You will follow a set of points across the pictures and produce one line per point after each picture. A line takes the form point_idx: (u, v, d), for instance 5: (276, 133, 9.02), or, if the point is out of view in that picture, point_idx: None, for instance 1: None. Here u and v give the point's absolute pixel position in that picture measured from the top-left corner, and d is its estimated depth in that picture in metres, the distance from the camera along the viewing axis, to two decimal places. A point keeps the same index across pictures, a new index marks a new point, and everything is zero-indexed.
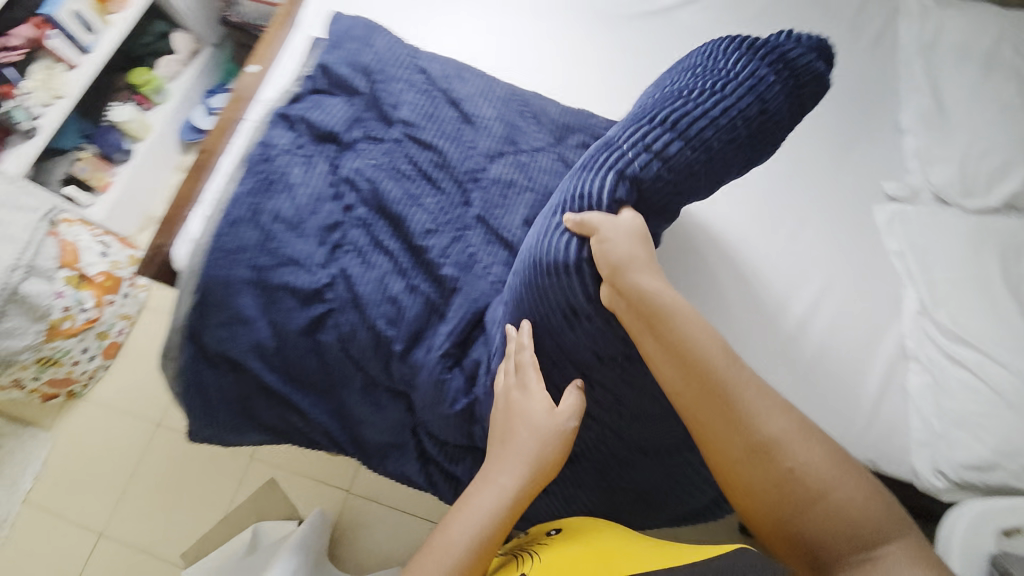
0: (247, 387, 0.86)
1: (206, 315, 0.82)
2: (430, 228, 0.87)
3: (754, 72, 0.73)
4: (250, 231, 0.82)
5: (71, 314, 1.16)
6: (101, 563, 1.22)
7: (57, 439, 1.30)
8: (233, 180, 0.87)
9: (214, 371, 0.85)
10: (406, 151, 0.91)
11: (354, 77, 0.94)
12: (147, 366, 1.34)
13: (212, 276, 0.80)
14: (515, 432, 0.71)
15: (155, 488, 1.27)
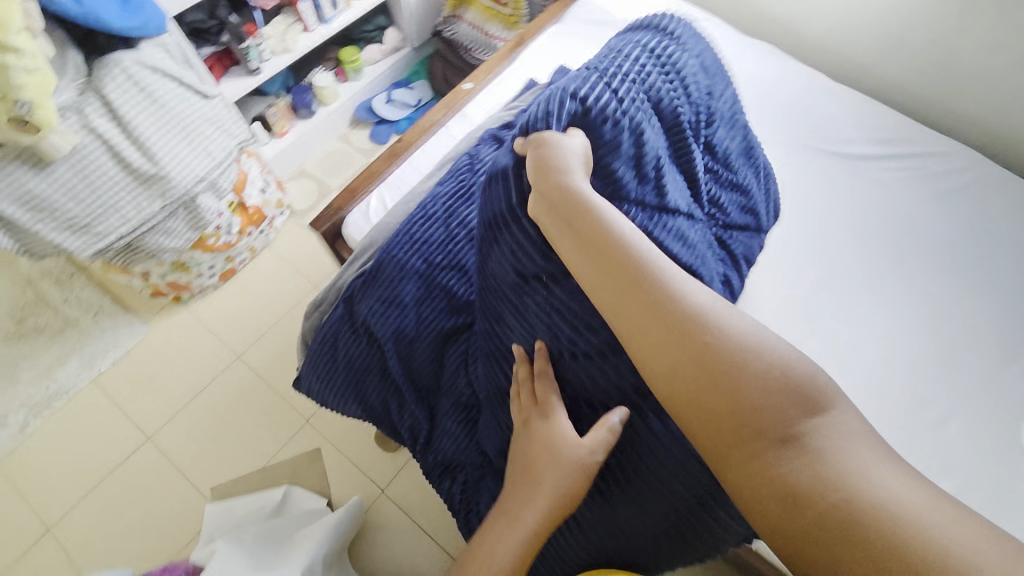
0: (370, 364, 0.86)
1: (370, 286, 0.84)
2: None
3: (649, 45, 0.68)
4: (437, 228, 0.87)
5: (218, 233, 1.26)
6: (135, 466, 1.22)
7: (148, 334, 1.37)
8: (435, 179, 0.96)
9: (351, 338, 0.86)
10: None
11: None
12: (249, 299, 1.43)
13: (391, 255, 0.85)
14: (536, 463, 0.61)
15: (211, 414, 1.29)
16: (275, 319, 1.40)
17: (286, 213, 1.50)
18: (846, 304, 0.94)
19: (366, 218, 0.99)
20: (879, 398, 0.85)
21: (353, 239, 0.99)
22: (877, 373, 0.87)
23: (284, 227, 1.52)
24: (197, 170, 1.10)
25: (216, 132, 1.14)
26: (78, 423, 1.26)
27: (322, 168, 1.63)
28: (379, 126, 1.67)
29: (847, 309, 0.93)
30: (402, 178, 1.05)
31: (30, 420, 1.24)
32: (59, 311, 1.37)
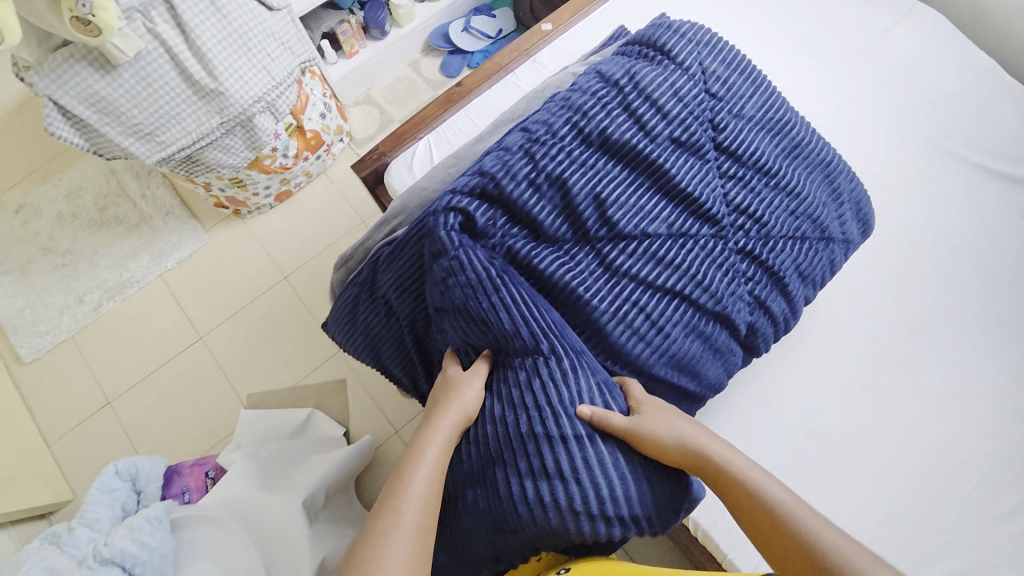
0: (387, 332, 0.82)
1: (394, 259, 0.76)
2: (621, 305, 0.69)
3: (627, 75, 0.71)
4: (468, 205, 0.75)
5: (275, 155, 1.25)
6: (186, 361, 1.35)
7: (209, 241, 1.44)
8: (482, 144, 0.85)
9: (373, 304, 0.82)
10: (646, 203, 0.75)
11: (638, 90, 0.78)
12: (300, 222, 1.45)
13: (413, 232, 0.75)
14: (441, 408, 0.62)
15: (254, 328, 1.37)
16: (322, 247, 1.42)
17: (345, 140, 1.47)
18: (915, 361, 0.86)
19: (408, 169, 0.92)
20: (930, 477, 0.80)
21: (393, 189, 0.93)
22: (925, 444, 0.82)
23: (341, 154, 1.49)
24: (255, 88, 1.06)
25: (277, 49, 1.09)
26: (144, 313, 1.40)
27: (387, 96, 1.55)
28: (452, 56, 1.54)
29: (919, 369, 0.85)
30: (454, 126, 0.95)
31: (106, 302, 1.40)
32: (136, 207, 1.47)
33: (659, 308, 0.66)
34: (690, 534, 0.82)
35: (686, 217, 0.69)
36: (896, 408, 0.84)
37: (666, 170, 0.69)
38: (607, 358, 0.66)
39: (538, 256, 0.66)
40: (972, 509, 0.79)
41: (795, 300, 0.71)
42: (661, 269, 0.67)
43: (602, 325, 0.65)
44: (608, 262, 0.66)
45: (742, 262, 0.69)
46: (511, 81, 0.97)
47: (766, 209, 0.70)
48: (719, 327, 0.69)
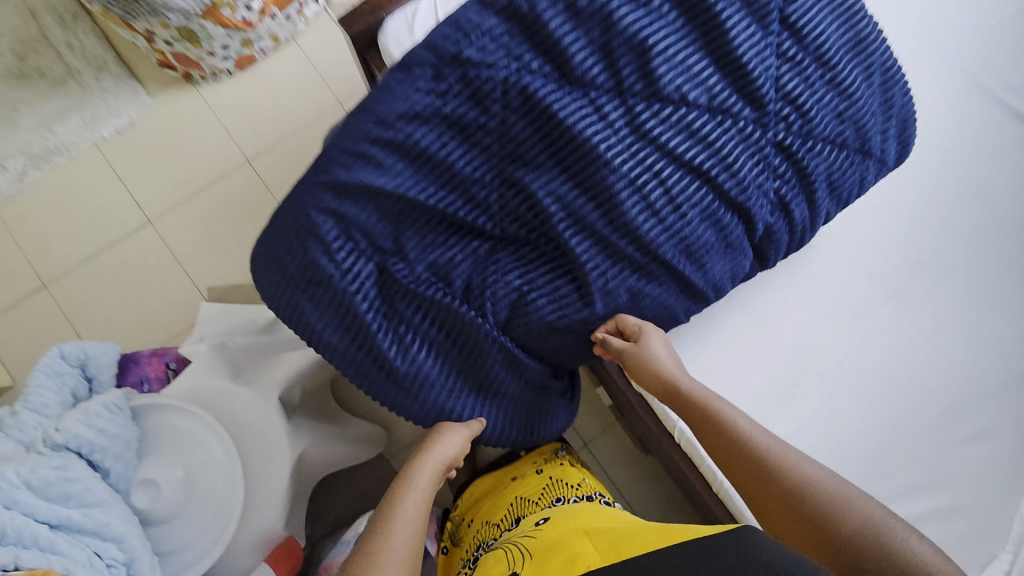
0: (352, 216, 0.62)
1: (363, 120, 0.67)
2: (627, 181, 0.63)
3: None
4: None
5: (235, 4, 1.04)
6: (134, 246, 1.20)
7: (154, 108, 1.23)
8: None
9: (342, 178, 0.62)
10: None
11: None
12: (266, 97, 1.25)
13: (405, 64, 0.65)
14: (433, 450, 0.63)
15: (212, 213, 1.22)
16: (291, 130, 1.25)
17: (319, 2, 1.25)
18: (904, 294, 0.88)
19: (407, 28, 0.78)
20: (898, 401, 0.85)
21: (386, 51, 0.78)
22: (899, 371, 0.86)
23: (314, 19, 1.27)
24: None
25: None
26: (78, 187, 1.21)
27: None
28: None
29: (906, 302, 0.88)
30: None
31: (32, 170, 1.19)
32: (58, 55, 1.22)
33: (679, 187, 0.60)
34: (672, 441, 0.89)
35: (730, 93, 0.61)
36: (878, 338, 0.87)
37: (724, 30, 0.60)
38: (615, 233, 0.60)
39: (557, 97, 0.59)
40: (931, 435, 0.84)
41: (818, 210, 0.66)
42: (691, 143, 0.60)
43: (614, 191, 0.59)
44: (633, 122, 0.59)
45: (774, 159, 0.63)
46: None
47: (816, 103, 0.63)
48: (737, 221, 0.63)
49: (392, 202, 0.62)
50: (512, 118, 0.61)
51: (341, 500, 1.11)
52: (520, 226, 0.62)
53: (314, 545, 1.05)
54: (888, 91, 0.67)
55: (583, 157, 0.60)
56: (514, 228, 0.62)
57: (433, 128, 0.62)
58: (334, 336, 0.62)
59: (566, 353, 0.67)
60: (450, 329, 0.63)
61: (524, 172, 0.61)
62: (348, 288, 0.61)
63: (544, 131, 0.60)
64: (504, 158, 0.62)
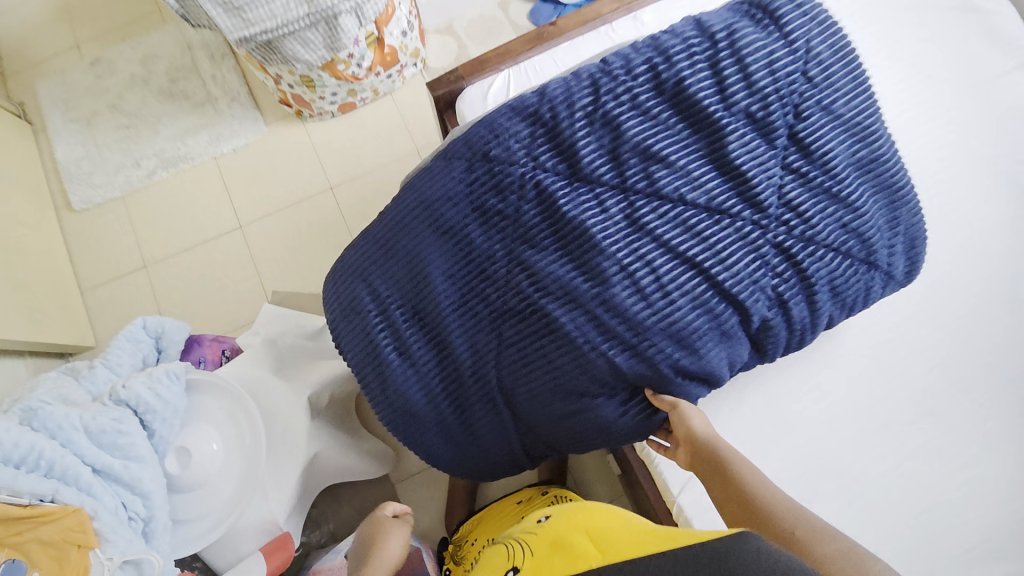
0: (394, 254, 0.78)
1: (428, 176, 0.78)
2: (630, 272, 0.64)
3: (712, 41, 0.65)
4: (526, 126, 0.70)
5: (349, 61, 1.25)
6: (222, 246, 1.39)
7: (267, 135, 1.46)
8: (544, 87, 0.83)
9: (395, 216, 0.79)
10: (690, 180, 0.65)
11: (745, 29, 0.65)
12: (358, 138, 1.45)
13: (477, 137, 0.73)
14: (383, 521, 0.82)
15: (291, 229, 1.39)
16: (373, 167, 1.43)
17: (418, 66, 1.46)
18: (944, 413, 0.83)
19: (481, 99, 0.92)
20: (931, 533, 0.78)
21: (461, 114, 0.93)
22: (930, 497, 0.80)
23: (411, 79, 1.48)
24: None
25: None
26: (192, 190, 1.43)
27: (469, 32, 1.52)
28: (544, 5, 1.51)
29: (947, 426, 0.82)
30: (538, 66, 0.93)
31: (161, 171, 1.43)
32: (204, 85, 1.48)
33: (669, 276, 0.64)
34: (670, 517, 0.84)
35: (729, 196, 0.65)
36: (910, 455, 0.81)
37: (725, 142, 0.65)
38: (603, 303, 0.65)
39: (564, 192, 0.68)
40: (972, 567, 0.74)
41: (818, 312, 0.67)
42: (687, 237, 0.65)
43: (607, 274, 0.65)
44: (629, 264, 0.65)
45: (771, 248, 0.65)
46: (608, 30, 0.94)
47: (820, 211, 0.65)
48: (731, 312, 0.65)
49: (422, 233, 0.76)
50: (526, 208, 0.70)
51: (343, 513, 1.15)
52: (524, 302, 0.70)
53: (308, 554, 1.08)
54: (897, 229, 0.70)
55: (582, 240, 0.67)
56: (519, 303, 0.70)
57: (463, 209, 0.73)
58: (359, 358, 0.79)
59: (551, 423, 0.72)
60: (437, 355, 0.75)
61: (531, 253, 0.69)
62: (375, 322, 0.77)
63: (552, 220, 0.69)
64: (515, 237, 0.71)
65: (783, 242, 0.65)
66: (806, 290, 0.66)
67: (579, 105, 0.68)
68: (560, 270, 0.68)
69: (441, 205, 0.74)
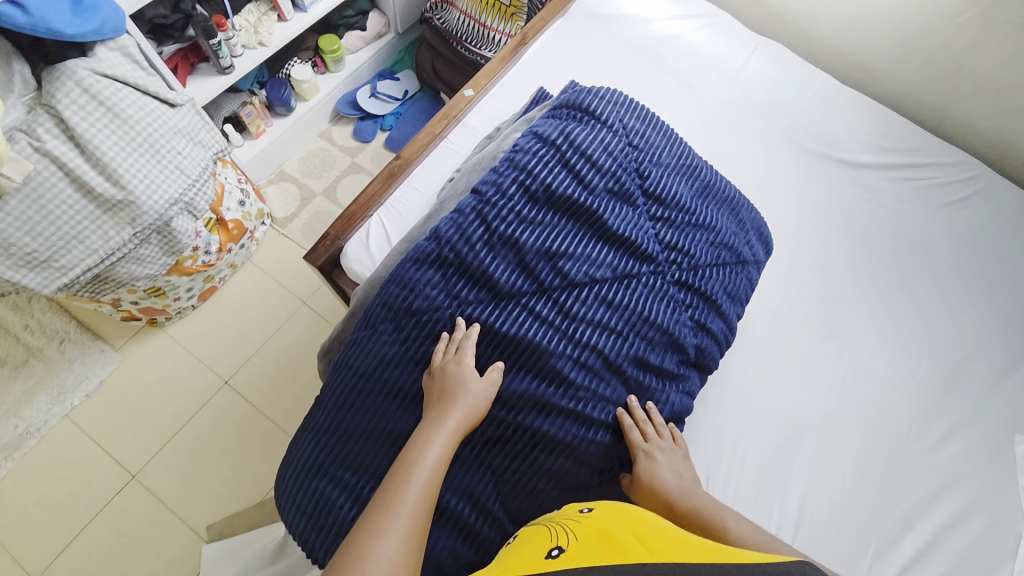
0: (348, 438, 0.72)
1: (355, 350, 0.75)
2: (581, 360, 0.71)
3: (555, 148, 0.76)
4: (432, 271, 0.73)
5: (196, 254, 1.14)
6: (121, 508, 1.15)
7: (122, 362, 1.26)
8: (425, 220, 0.86)
9: (333, 402, 0.74)
10: (593, 261, 0.73)
11: (576, 128, 0.78)
12: (233, 318, 1.33)
13: (389, 297, 0.74)
14: (452, 401, 0.67)
15: (200, 446, 1.21)
16: (263, 339, 1.32)
17: (267, 223, 1.40)
18: (840, 330, 1.02)
19: (367, 250, 0.91)
20: (884, 429, 0.95)
21: (352, 270, 0.91)
22: (872, 402, 0.97)
23: (264, 237, 1.41)
24: (170, 190, 0.98)
25: (190, 145, 1.03)
26: (53, 465, 1.16)
27: (304, 170, 1.51)
28: (364, 122, 1.56)
29: (847, 342, 1.01)
30: (403, 199, 0.97)
31: (0, 463, 1.14)
32: (19, 340, 1.24)
33: (614, 349, 0.72)
34: None
35: (625, 259, 0.75)
36: (840, 376, 0.98)
37: (604, 219, 0.75)
38: (573, 398, 0.70)
39: (496, 315, 0.71)
40: (915, 444, 0.94)
41: (729, 317, 0.80)
42: (612, 309, 0.72)
43: (565, 372, 0.70)
44: (578, 355, 0.71)
45: (673, 286, 0.77)
46: (448, 145, 1.03)
47: (692, 239, 0.79)
48: (671, 354, 0.75)
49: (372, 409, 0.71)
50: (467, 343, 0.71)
51: None
52: (502, 426, 0.71)
53: None
54: (745, 226, 0.87)
55: (530, 351, 0.70)
56: (499, 429, 0.71)
57: (405, 368, 0.72)
58: None
59: None
60: (440, 520, 0.69)
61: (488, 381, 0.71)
62: (350, 516, 0.68)
63: (495, 345, 0.71)
64: None
65: (682, 278, 0.77)
66: (712, 306, 0.79)
67: (476, 234, 0.73)
68: (523, 383, 0.70)
69: (384, 372, 0.72)
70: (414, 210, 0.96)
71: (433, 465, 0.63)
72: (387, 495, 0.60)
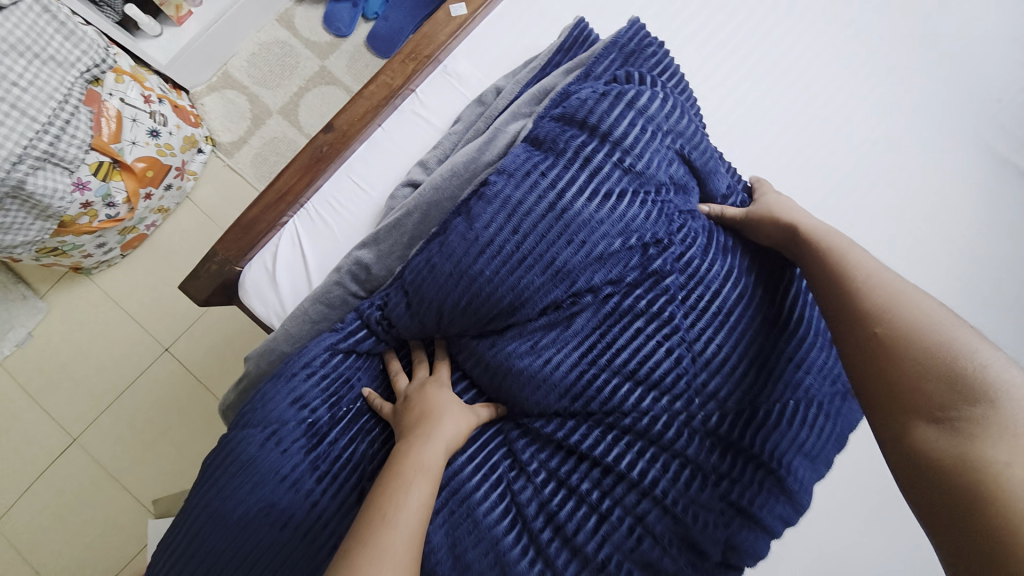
0: None
1: (238, 458, 0.53)
2: (530, 535, 0.49)
3: (533, 216, 0.49)
4: (361, 363, 0.57)
5: (93, 210, 0.86)
6: (62, 472, 1.07)
7: (50, 311, 1.08)
8: (350, 268, 0.58)
9: (198, 529, 0.53)
10: (558, 389, 0.49)
11: (572, 177, 0.49)
12: (169, 272, 1.09)
13: (297, 388, 0.55)
14: (438, 420, 0.50)
15: (143, 417, 1.08)
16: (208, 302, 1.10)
17: (206, 150, 1.07)
18: None
19: (273, 282, 0.61)
20: None
21: (252, 308, 0.62)
22: None
23: (206, 170, 1.09)
24: (6, 144, 0.67)
25: (35, 66, 0.69)
26: None
27: (255, 74, 1.11)
28: (338, 4, 1.10)
29: None
30: (335, 200, 0.62)
31: None
32: None
33: (579, 523, 0.49)
34: None
35: (621, 390, 0.49)
36: None
37: (591, 326, 0.49)
38: None
39: (419, 443, 0.48)
40: None
41: (800, 497, 0.51)
42: (583, 466, 0.50)
43: (505, 551, 0.48)
44: (530, 523, 0.49)
45: (692, 439, 0.49)
46: (412, 109, 0.64)
47: (733, 375, 0.50)
48: (683, 551, 0.48)
49: (254, 545, 0.50)
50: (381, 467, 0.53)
51: None
52: None
53: None
54: None
55: (458, 508, 0.50)
56: None
57: (308, 489, 0.52)
58: None
59: None
60: None
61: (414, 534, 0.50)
62: None
63: None
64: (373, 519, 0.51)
65: (719, 427, 0.49)
66: (765, 494, 0.49)
67: (414, 329, 0.54)
68: (436, 537, 0.49)
69: (278, 493, 0.52)
70: (349, 221, 0.62)
71: (425, 481, 0.45)
72: (374, 512, 0.42)
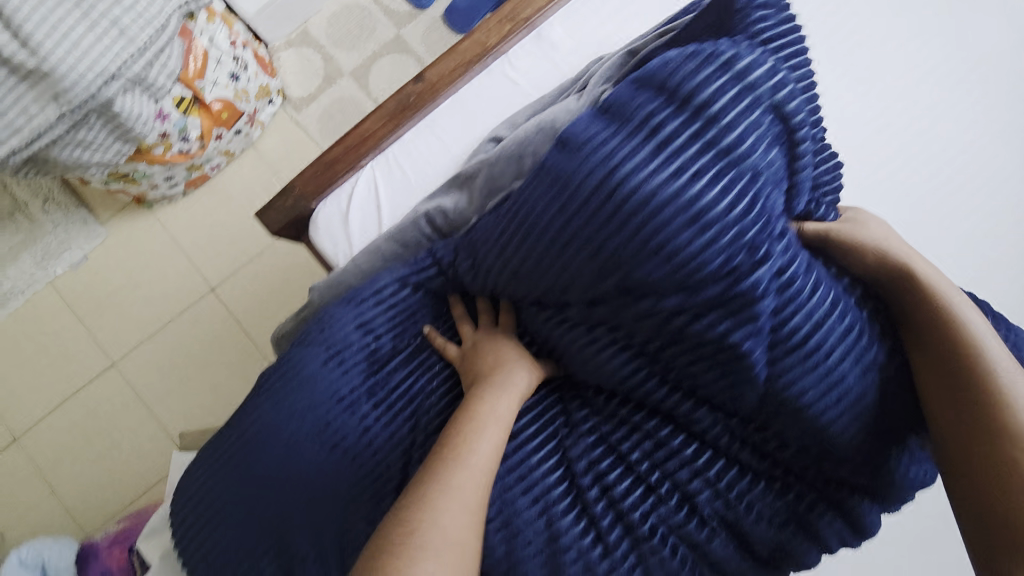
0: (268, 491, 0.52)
1: (295, 375, 0.54)
2: (583, 499, 0.48)
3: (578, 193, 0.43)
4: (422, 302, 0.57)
5: (168, 141, 0.89)
6: (98, 395, 1.09)
7: (108, 238, 1.12)
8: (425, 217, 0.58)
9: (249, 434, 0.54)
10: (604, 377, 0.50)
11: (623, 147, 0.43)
12: (225, 216, 1.12)
13: (360, 316, 0.54)
14: (506, 367, 0.50)
15: (180, 352, 1.11)
16: (258, 249, 1.12)
17: (277, 102, 1.10)
18: None
19: (345, 223, 0.62)
20: None
21: (320, 244, 0.63)
22: None
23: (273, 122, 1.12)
24: (104, 60, 0.70)
25: None
26: (35, 332, 1.11)
27: (333, 35, 1.13)
28: None
29: None
30: (415, 151, 0.63)
31: None
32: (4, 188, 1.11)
33: (635, 499, 0.47)
34: None
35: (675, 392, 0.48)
36: None
37: (638, 325, 0.45)
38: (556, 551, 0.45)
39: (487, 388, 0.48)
40: None
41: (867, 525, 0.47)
42: (643, 442, 0.49)
43: (555, 511, 0.47)
44: (584, 490, 0.48)
45: (764, 438, 0.46)
46: (501, 70, 0.64)
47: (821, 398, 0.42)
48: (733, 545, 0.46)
49: (303, 460, 0.51)
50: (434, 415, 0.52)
51: None
52: None
53: None
54: None
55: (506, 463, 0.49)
56: None
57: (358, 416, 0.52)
58: None
59: None
60: None
61: None
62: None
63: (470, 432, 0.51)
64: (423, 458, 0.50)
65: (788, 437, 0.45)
66: (828, 508, 0.46)
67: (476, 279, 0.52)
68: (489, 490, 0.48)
69: (333, 414, 0.52)
70: (426, 171, 0.62)
71: (495, 427, 0.45)
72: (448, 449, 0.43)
